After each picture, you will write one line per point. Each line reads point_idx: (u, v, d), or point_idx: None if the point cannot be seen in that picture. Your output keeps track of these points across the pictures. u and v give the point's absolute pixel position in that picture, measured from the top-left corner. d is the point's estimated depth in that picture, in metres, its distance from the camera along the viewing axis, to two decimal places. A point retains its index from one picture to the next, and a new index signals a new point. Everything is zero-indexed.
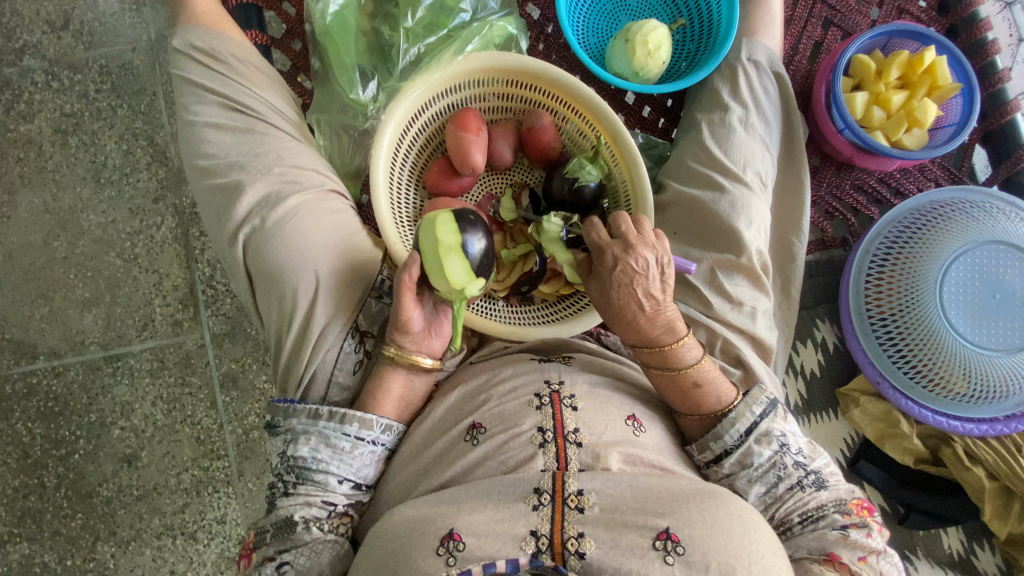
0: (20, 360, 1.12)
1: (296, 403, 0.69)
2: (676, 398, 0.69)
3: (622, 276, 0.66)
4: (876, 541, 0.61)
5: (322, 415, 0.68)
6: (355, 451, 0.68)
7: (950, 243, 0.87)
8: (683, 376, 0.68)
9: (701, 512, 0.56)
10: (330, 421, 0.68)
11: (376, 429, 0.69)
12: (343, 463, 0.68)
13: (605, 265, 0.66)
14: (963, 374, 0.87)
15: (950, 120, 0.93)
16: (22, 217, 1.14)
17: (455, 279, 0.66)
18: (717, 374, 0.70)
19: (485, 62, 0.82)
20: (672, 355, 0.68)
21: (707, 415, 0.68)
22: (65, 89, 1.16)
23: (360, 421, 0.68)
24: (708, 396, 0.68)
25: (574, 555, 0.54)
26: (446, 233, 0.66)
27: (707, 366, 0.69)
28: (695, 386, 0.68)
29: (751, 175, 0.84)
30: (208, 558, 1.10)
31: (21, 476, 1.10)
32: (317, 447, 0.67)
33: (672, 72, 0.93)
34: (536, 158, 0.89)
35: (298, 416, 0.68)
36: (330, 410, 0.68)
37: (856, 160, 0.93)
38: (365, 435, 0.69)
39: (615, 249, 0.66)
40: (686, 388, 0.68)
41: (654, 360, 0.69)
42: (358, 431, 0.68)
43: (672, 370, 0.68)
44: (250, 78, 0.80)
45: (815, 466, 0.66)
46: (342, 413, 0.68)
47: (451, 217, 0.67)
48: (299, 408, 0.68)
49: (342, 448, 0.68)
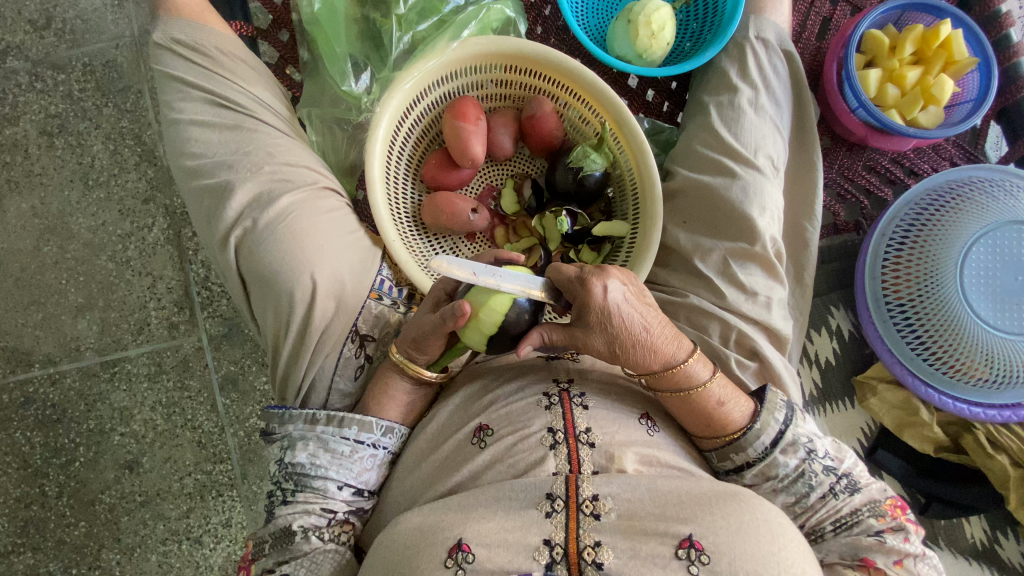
0: (15, 368, 1.09)
1: (291, 409, 0.67)
2: (698, 423, 0.65)
3: (615, 301, 0.59)
4: (913, 545, 0.59)
5: (319, 420, 0.65)
6: (355, 455, 0.66)
7: (970, 224, 0.84)
8: (700, 394, 0.64)
9: (725, 518, 0.53)
10: (328, 426, 0.65)
11: (376, 432, 0.67)
12: (343, 468, 0.65)
13: (592, 300, 0.59)
14: (985, 359, 0.84)
15: (966, 96, 0.89)
16: (11, 222, 1.11)
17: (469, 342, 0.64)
18: (732, 388, 0.66)
19: (481, 47, 0.79)
20: (683, 375, 0.63)
21: (731, 435, 0.64)
22: (49, 90, 1.12)
23: (358, 424, 0.66)
24: (731, 413, 0.64)
25: (591, 565, 0.51)
26: (487, 318, 0.61)
27: (721, 380, 0.65)
28: (718, 403, 0.64)
29: (763, 159, 0.80)
30: (215, 562, 1.08)
31: (21, 486, 1.07)
32: (314, 453, 0.65)
33: (676, 53, 0.90)
34: (538, 147, 0.86)
35: (294, 421, 0.66)
36: (327, 414, 0.65)
37: (870, 140, 0.89)
38: (364, 438, 0.66)
39: (595, 279, 0.59)
40: (709, 409, 0.64)
41: (665, 383, 0.64)
42: (357, 434, 0.66)
43: (688, 390, 0.64)
44: (237, 72, 0.76)
45: (845, 469, 0.64)
46: (340, 416, 0.66)
47: (508, 304, 0.61)
48: (295, 413, 0.66)
49: (341, 452, 0.65)
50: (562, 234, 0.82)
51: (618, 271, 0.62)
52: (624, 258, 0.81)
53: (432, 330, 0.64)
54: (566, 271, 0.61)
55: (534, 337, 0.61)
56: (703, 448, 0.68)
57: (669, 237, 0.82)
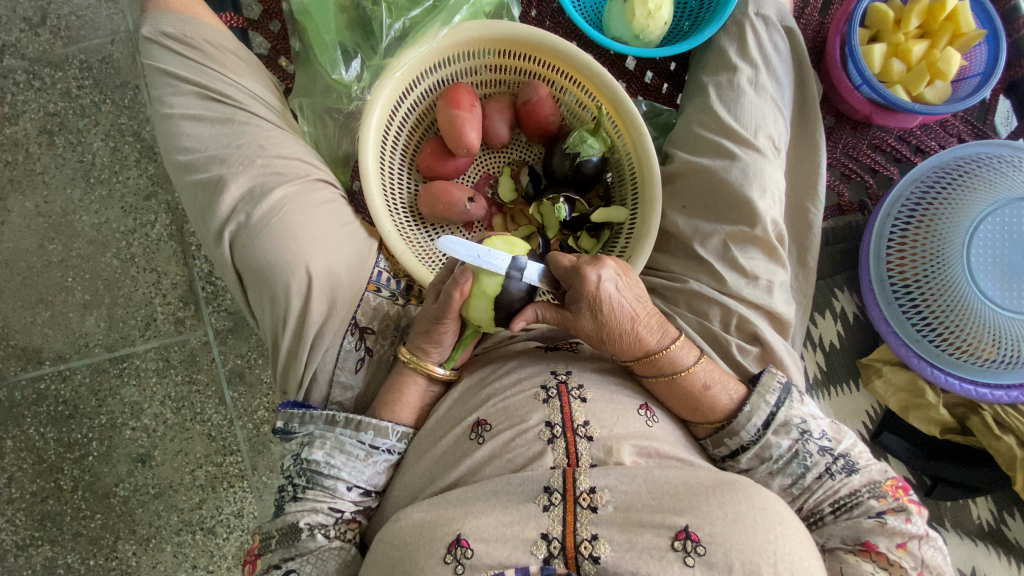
0: (25, 365, 1.10)
1: (311, 409, 0.68)
2: (687, 409, 0.66)
3: (607, 290, 0.61)
4: (915, 526, 0.57)
5: (339, 421, 0.66)
6: (369, 458, 0.67)
7: (976, 202, 0.82)
8: (685, 378, 0.65)
9: (722, 508, 0.53)
10: (346, 428, 0.66)
11: (391, 438, 0.68)
12: (355, 470, 0.66)
13: (587, 288, 0.61)
14: (992, 339, 0.83)
15: (974, 70, 0.86)
16: (16, 221, 1.11)
17: (476, 317, 0.63)
18: (719, 372, 0.67)
19: (473, 32, 0.77)
20: (666, 362, 0.65)
21: (720, 420, 0.65)
22: (47, 87, 1.11)
23: (375, 428, 0.67)
24: (719, 397, 0.65)
25: (588, 560, 0.51)
26: (489, 281, 0.60)
27: (706, 365, 0.66)
28: (704, 387, 0.65)
29: (763, 139, 0.79)
30: (228, 551, 1.09)
31: (37, 481, 1.08)
32: (331, 452, 0.65)
33: (675, 33, 0.88)
34: (534, 133, 0.85)
35: (315, 422, 0.67)
36: (346, 417, 0.67)
37: (874, 118, 0.87)
38: (380, 443, 0.67)
39: (590, 268, 0.61)
40: (694, 393, 0.65)
41: (651, 369, 0.65)
42: (373, 439, 0.67)
43: (672, 375, 0.65)
44: (226, 64, 0.75)
45: (842, 450, 0.63)
46: (358, 420, 0.67)
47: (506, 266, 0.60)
48: (316, 414, 0.67)
49: (356, 455, 0.66)
50: (560, 221, 0.81)
51: (615, 259, 0.64)
52: (623, 245, 0.80)
53: (443, 316, 0.64)
54: (564, 262, 0.63)
55: (528, 312, 0.63)
56: (698, 436, 0.68)
57: (669, 222, 0.81)
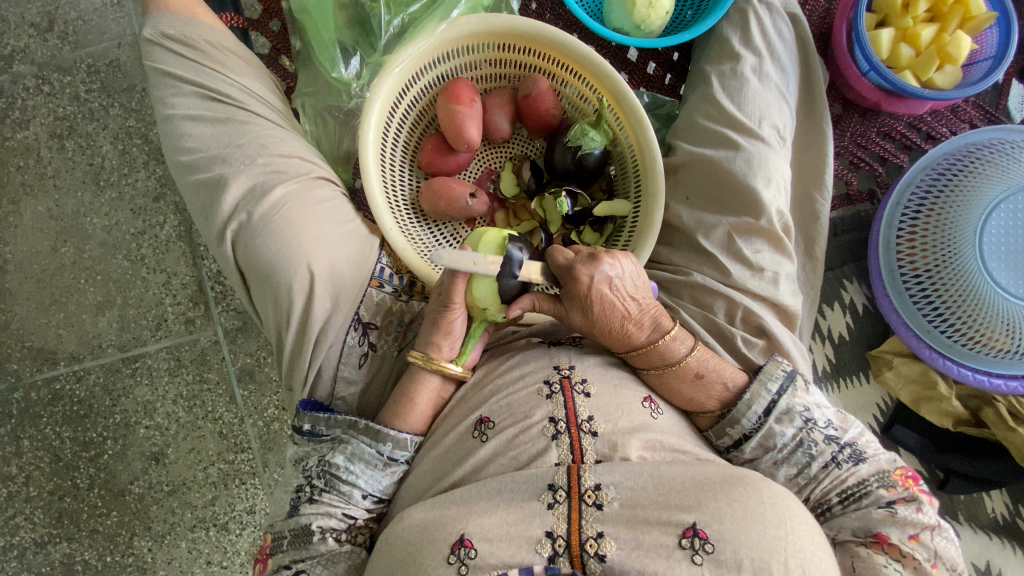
0: (41, 366, 1.11)
1: (335, 414, 0.68)
2: (683, 401, 0.66)
3: (600, 290, 0.62)
4: (926, 516, 0.56)
5: (360, 428, 0.66)
6: (387, 469, 0.66)
7: (989, 189, 0.79)
8: (678, 370, 0.65)
9: (731, 504, 0.52)
10: (366, 436, 0.66)
11: (408, 449, 0.67)
12: (372, 478, 0.66)
13: (579, 288, 0.62)
14: (1006, 329, 0.81)
15: (985, 53, 0.84)
16: (28, 224, 1.12)
17: (480, 296, 0.63)
18: (718, 361, 0.67)
19: (473, 26, 0.77)
20: (658, 354, 0.66)
21: (719, 409, 0.65)
22: (57, 92, 1.13)
23: (393, 440, 0.66)
24: (715, 385, 0.66)
25: (594, 557, 0.51)
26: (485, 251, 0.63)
27: (700, 355, 0.66)
28: (698, 377, 0.66)
29: (768, 129, 0.77)
30: (240, 547, 1.10)
31: (54, 479, 1.10)
32: (351, 458, 0.65)
33: (677, 22, 0.87)
34: (536, 127, 0.84)
35: (339, 426, 0.67)
36: (367, 423, 0.66)
37: (883, 105, 0.86)
38: (398, 455, 0.66)
39: (582, 268, 0.63)
40: (690, 383, 0.65)
41: (649, 360, 0.66)
42: (391, 451, 0.66)
43: (663, 368, 0.66)
44: (226, 63, 0.76)
45: (849, 439, 0.62)
46: (378, 429, 0.66)
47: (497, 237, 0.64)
48: (340, 418, 0.67)
49: (375, 464, 0.66)
50: (563, 216, 0.80)
51: (613, 252, 0.64)
52: (626, 237, 0.80)
53: (449, 300, 0.65)
54: (560, 258, 0.64)
55: (525, 301, 0.65)
56: (701, 427, 0.68)
57: (672, 214, 0.80)
